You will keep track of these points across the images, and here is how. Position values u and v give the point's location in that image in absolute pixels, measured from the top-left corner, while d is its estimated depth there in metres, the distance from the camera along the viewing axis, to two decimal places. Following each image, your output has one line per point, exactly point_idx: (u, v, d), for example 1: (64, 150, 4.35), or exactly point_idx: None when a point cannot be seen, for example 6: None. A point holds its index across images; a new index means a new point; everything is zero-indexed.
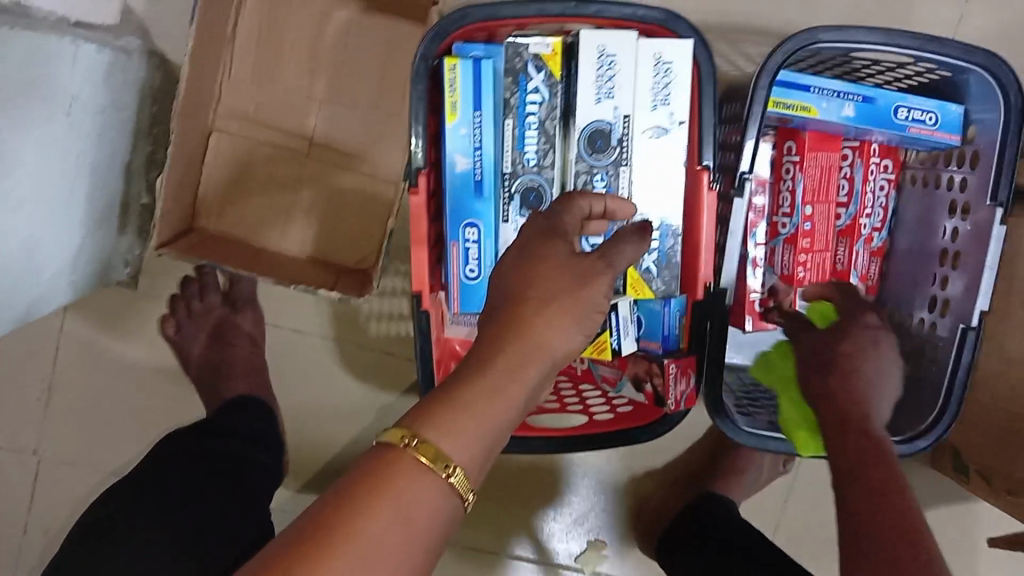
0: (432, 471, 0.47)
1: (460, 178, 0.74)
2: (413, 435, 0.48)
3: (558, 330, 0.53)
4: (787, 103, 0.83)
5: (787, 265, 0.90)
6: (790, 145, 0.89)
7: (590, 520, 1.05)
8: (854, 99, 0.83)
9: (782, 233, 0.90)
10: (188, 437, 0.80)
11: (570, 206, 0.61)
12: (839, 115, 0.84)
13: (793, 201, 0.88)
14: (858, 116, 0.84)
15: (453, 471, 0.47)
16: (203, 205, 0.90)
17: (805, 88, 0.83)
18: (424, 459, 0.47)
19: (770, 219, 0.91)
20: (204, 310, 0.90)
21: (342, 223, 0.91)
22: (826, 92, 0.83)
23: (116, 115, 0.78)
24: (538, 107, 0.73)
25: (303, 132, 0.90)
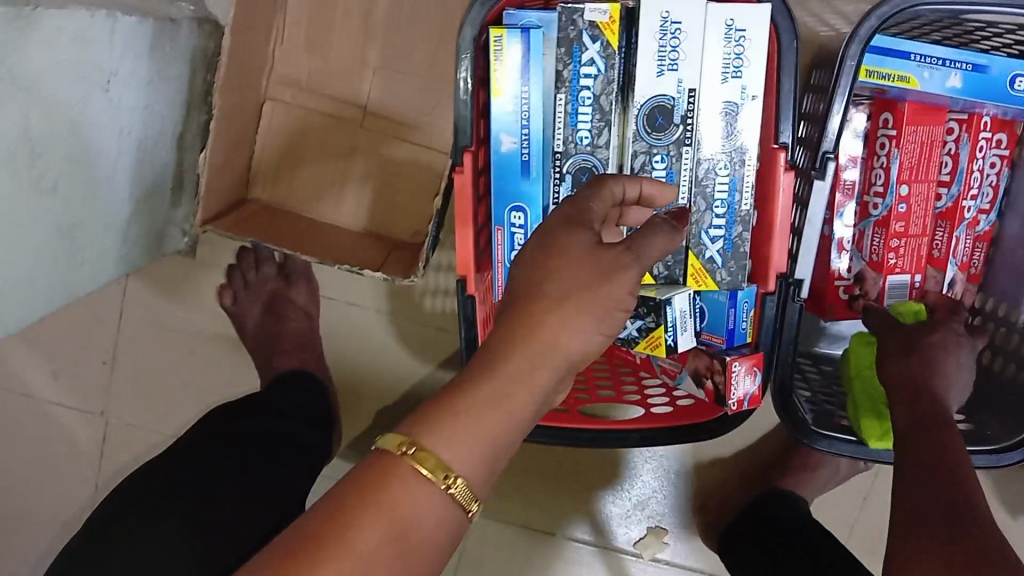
0: (433, 482, 0.41)
1: (507, 158, 0.68)
2: (410, 440, 0.42)
3: (580, 335, 0.45)
4: (883, 73, 0.74)
5: (877, 251, 0.81)
6: (887, 118, 0.79)
7: (652, 505, 1.00)
8: (963, 68, 0.74)
9: (873, 215, 0.81)
10: (227, 417, 0.80)
11: (601, 190, 0.51)
12: (943, 86, 0.74)
13: (886, 179, 0.79)
14: (966, 87, 0.75)
15: (454, 482, 0.42)
16: (257, 175, 0.88)
17: (905, 56, 0.74)
18: (423, 470, 0.41)
19: (860, 199, 0.83)
20: (259, 282, 0.90)
21: (395, 195, 0.88)
22: (929, 59, 0.74)
23: (163, 85, 0.77)
24: (593, 81, 0.67)
25: (357, 100, 0.87)
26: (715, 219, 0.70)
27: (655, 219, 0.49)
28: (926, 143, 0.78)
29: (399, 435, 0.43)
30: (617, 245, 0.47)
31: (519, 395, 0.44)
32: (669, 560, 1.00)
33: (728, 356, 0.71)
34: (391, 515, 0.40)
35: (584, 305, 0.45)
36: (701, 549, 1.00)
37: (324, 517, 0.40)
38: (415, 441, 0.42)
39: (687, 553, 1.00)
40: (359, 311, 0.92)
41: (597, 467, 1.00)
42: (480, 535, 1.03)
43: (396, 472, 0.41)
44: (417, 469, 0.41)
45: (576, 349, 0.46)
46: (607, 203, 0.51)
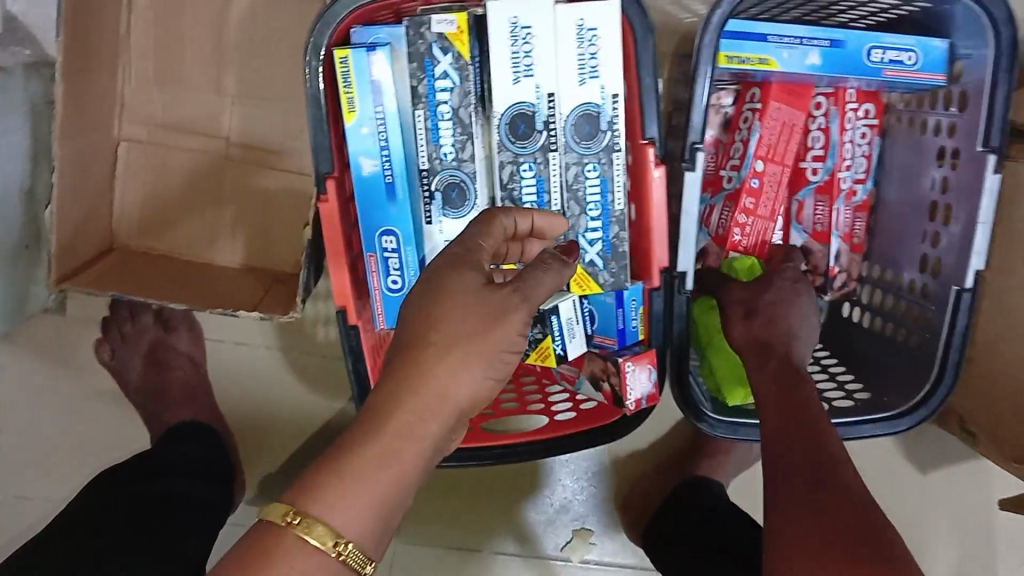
0: (323, 550, 0.39)
1: (369, 182, 0.65)
2: (294, 507, 0.39)
3: (465, 378, 0.43)
4: (741, 57, 0.74)
5: (723, 224, 0.82)
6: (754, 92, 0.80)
7: (575, 508, 0.99)
8: (820, 45, 0.75)
9: (725, 189, 0.82)
10: (122, 477, 0.76)
11: (490, 226, 0.50)
12: (803, 64, 0.75)
13: (744, 151, 0.80)
14: (825, 63, 0.75)
15: (344, 546, 0.39)
16: (121, 221, 0.83)
17: (762, 39, 0.74)
18: (311, 540, 0.39)
19: (715, 174, 0.83)
20: (137, 333, 0.85)
21: (272, 227, 0.84)
22: (786, 40, 0.74)
23: (0, 139, 0.72)
24: (450, 94, 0.64)
25: (218, 132, 0.83)
26: (591, 221, 0.68)
27: (545, 257, 0.50)
28: (791, 120, 0.79)
29: (284, 502, 0.40)
30: (504, 287, 0.45)
31: (406, 452, 0.41)
32: (597, 559, 0.99)
33: (620, 356, 0.70)
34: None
35: (472, 354, 0.43)
36: (630, 543, 0.99)
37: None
38: (300, 509, 0.39)
39: (615, 551, 0.99)
40: (250, 350, 0.88)
41: (516, 477, 0.99)
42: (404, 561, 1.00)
43: (280, 545, 0.39)
44: (305, 538, 0.39)
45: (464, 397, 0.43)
46: (497, 237, 0.50)
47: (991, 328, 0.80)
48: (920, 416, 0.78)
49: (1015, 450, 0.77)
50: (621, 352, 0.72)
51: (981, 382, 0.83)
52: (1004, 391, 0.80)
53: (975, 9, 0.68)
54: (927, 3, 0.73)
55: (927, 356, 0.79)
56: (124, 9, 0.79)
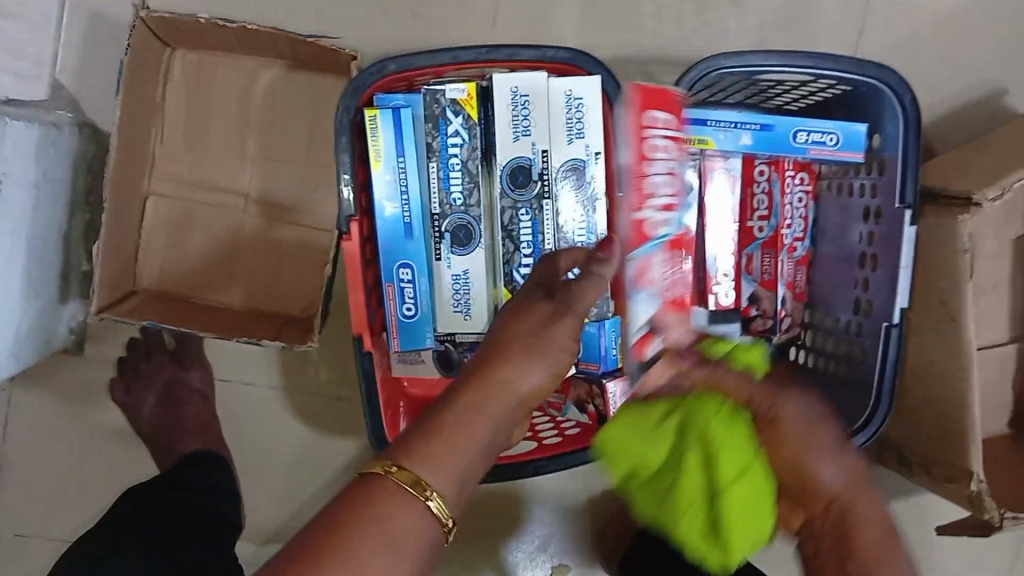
0: (416, 495, 0.44)
1: (390, 221, 0.77)
2: (393, 462, 0.45)
3: (527, 371, 0.53)
4: (687, 139, 0.91)
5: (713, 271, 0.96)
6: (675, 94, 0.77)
7: (554, 545, 1.06)
8: (752, 129, 0.91)
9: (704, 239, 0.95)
10: (149, 490, 0.82)
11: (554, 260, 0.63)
12: (737, 144, 0.92)
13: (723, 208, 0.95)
14: (757, 143, 0.91)
15: (435, 499, 0.44)
16: (145, 268, 0.91)
17: (703, 123, 0.91)
18: (406, 485, 0.44)
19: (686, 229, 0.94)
20: (153, 370, 0.92)
21: (282, 275, 0.93)
22: (723, 124, 0.91)
23: (49, 187, 0.81)
24: (460, 149, 0.76)
25: (239, 189, 0.92)
26: None
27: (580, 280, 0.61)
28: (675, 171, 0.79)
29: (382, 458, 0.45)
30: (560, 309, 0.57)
31: (475, 420, 0.48)
32: None
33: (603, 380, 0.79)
34: (382, 530, 0.42)
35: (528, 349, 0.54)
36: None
37: (319, 535, 0.41)
38: (397, 462, 0.45)
39: None
40: (255, 390, 0.94)
41: (498, 515, 1.05)
42: None
43: (377, 489, 0.44)
44: (402, 483, 0.44)
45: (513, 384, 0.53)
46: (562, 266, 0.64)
47: (919, 363, 0.93)
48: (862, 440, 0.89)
49: (946, 469, 0.88)
50: (604, 375, 0.79)
51: (914, 413, 0.95)
52: (932, 419, 0.91)
53: (884, 89, 0.85)
54: (848, 86, 0.89)
55: (867, 387, 0.91)
56: (161, 79, 0.89)
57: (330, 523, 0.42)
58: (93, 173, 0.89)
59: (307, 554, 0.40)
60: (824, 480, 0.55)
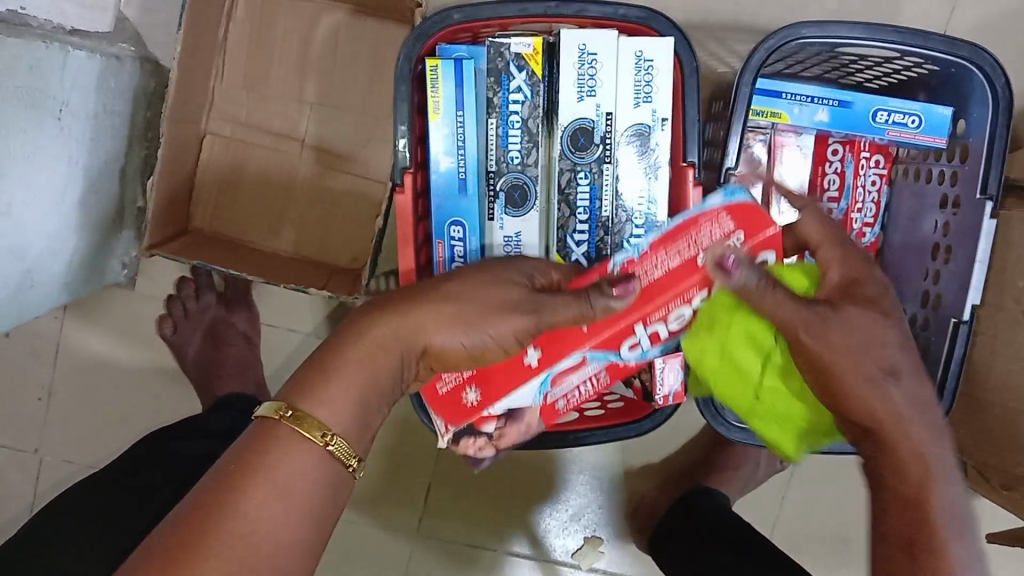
0: (311, 439, 0.49)
1: (445, 176, 0.74)
2: (289, 408, 0.49)
3: None
4: (760, 110, 0.87)
5: None
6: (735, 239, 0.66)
7: (587, 516, 1.04)
8: (829, 105, 0.86)
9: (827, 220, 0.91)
10: (165, 438, 0.81)
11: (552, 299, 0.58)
12: (812, 120, 0.87)
13: (841, 183, 0.90)
14: (833, 120, 0.86)
15: (332, 439, 0.49)
16: (198, 209, 0.91)
17: (777, 95, 0.86)
18: (301, 431, 0.49)
19: (810, 206, 0.91)
20: (200, 310, 0.92)
21: (333, 224, 0.92)
22: (798, 97, 0.86)
23: (108, 120, 0.80)
24: (521, 106, 0.73)
25: (294, 135, 0.91)
26: (635, 229, 0.75)
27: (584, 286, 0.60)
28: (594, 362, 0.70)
29: (278, 403, 0.50)
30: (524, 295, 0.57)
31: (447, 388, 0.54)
32: (605, 568, 1.05)
33: None
34: (280, 479, 0.47)
35: None
36: (636, 553, 1.04)
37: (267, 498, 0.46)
38: (296, 407, 0.49)
39: (622, 561, 1.05)
40: (300, 337, 0.94)
41: (533, 479, 1.04)
42: (417, 550, 1.04)
43: (276, 435, 0.48)
44: (300, 429, 0.49)
45: (436, 340, 0.56)
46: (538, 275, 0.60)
47: (985, 362, 0.88)
48: None
49: (1001, 476, 0.84)
50: None
51: (974, 414, 0.90)
52: (994, 422, 0.86)
53: (973, 70, 0.79)
54: (935, 66, 0.82)
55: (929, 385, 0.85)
56: (224, 18, 0.88)
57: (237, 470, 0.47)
58: (152, 109, 0.88)
59: (233, 512, 0.45)
60: (867, 410, 0.58)
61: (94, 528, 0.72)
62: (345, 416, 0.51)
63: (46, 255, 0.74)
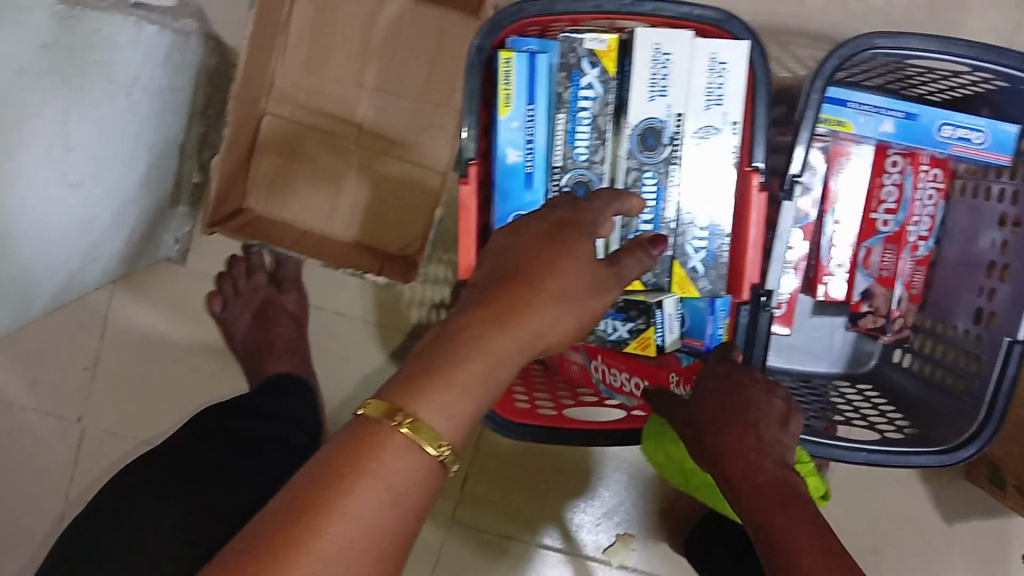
0: (425, 449, 0.43)
1: (511, 169, 0.73)
2: (400, 410, 0.43)
3: None
4: (824, 119, 0.86)
5: (888, 265, 0.92)
6: (673, 381, 0.76)
7: (619, 514, 1.04)
8: (895, 116, 0.85)
9: (882, 232, 0.91)
10: (215, 417, 0.82)
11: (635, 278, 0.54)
12: (876, 131, 0.86)
13: (899, 196, 0.89)
14: (898, 132, 0.86)
15: (444, 448, 0.44)
16: (253, 189, 0.91)
17: (844, 104, 0.85)
18: (414, 438, 0.43)
19: (865, 216, 0.91)
20: (250, 290, 0.92)
21: (386, 209, 0.92)
22: (865, 107, 0.85)
23: (172, 96, 0.80)
24: (591, 103, 0.73)
25: (352, 119, 0.91)
26: (697, 232, 0.75)
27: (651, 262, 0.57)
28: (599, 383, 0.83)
29: (386, 402, 0.44)
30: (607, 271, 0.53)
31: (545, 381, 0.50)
32: (634, 566, 1.04)
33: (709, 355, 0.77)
34: (387, 482, 0.42)
35: None
36: (667, 553, 1.03)
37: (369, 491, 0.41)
38: (411, 412, 0.43)
39: (651, 560, 1.04)
40: (347, 321, 0.95)
41: (567, 474, 1.04)
42: (449, 539, 1.04)
43: (387, 439, 0.43)
44: (413, 438, 0.43)
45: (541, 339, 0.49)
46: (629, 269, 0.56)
47: None
48: (971, 450, 0.79)
49: None
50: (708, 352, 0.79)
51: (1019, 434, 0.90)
52: None
53: None
54: (1004, 82, 0.79)
55: (977, 403, 0.82)
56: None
57: (341, 474, 0.41)
58: (211, 86, 0.88)
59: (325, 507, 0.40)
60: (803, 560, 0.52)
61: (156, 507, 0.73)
62: (460, 422, 0.45)
63: (107, 229, 0.74)
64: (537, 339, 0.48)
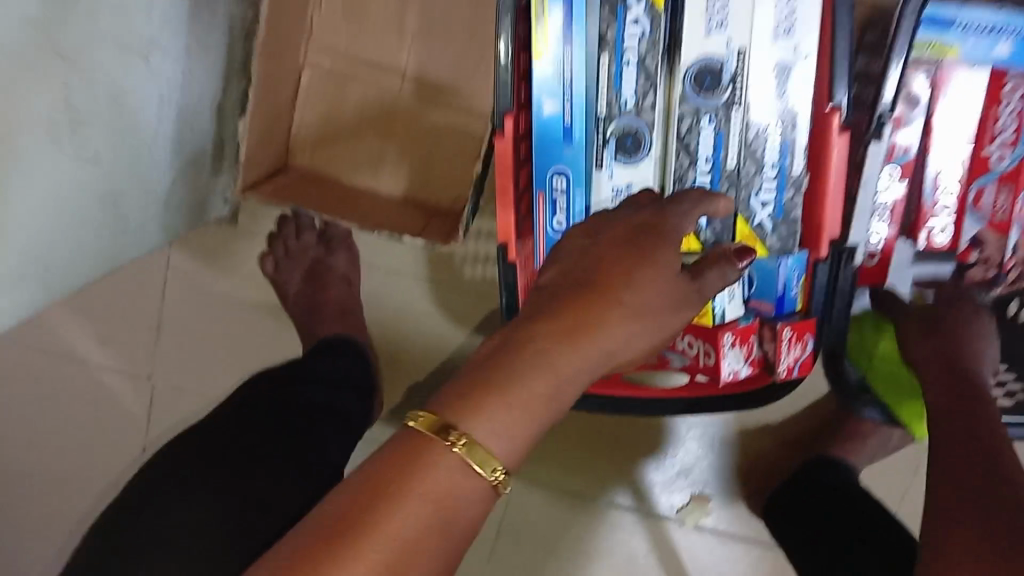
0: (480, 475, 0.38)
1: (548, 121, 0.66)
2: (456, 429, 0.37)
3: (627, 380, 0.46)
4: (925, 44, 0.73)
5: (1004, 207, 0.77)
6: (729, 342, 0.68)
7: (695, 474, 0.98)
8: (1011, 35, 0.72)
9: (997, 168, 0.77)
10: (262, 386, 0.80)
11: None
12: (990, 54, 0.73)
13: (1018, 125, 0.75)
14: (1016, 54, 0.73)
15: (498, 474, 0.38)
16: (297, 144, 0.88)
17: (950, 25, 0.72)
18: (470, 461, 0.37)
19: (976, 150, 0.77)
20: (301, 249, 0.90)
21: (434, 162, 0.86)
22: (974, 27, 0.72)
23: (201, 54, 0.76)
24: (638, 42, 0.64)
25: (395, 66, 0.85)
26: (765, 182, 0.66)
27: None
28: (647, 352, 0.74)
29: (439, 417, 0.38)
30: None
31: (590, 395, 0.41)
32: (712, 527, 0.98)
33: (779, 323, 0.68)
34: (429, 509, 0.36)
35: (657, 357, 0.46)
36: (746, 515, 0.97)
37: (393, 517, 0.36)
38: (469, 432, 0.37)
39: (730, 522, 0.98)
40: (400, 279, 0.92)
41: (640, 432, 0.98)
42: (516, 496, 1.01)
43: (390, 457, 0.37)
44: (464, 462, 0.37)
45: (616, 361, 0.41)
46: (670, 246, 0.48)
47: None
48: None
49: None
50: (778, 317, 0.69)
51: None
52: None
53: None
54: None
55: None
56: None
57: (375, 498, 0.36)
58: None
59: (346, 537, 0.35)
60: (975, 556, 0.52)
61: (203, 485, 0.70)
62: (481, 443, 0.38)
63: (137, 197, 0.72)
64: (608, 358, 0.40)
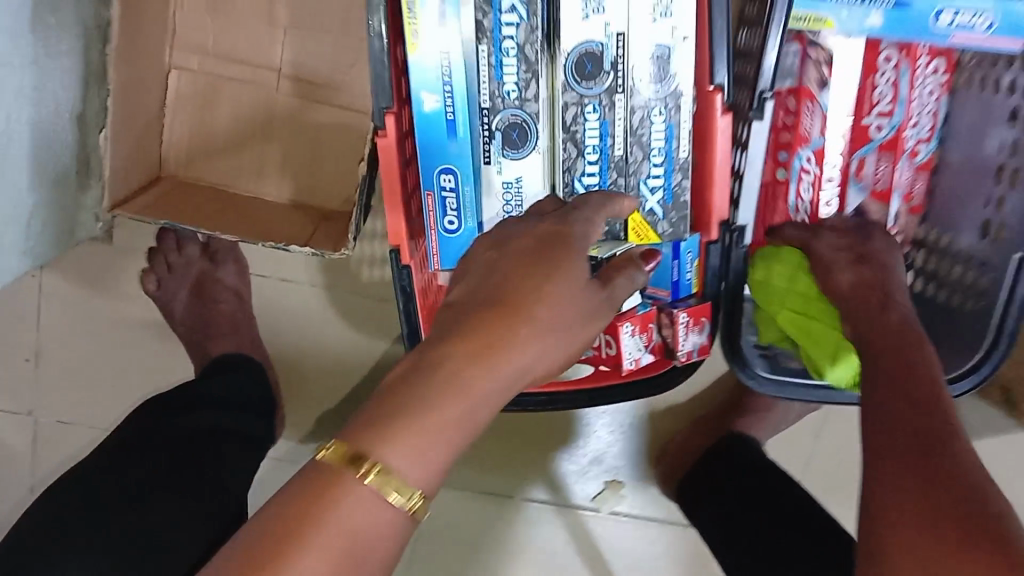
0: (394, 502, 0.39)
1: (429, 118, 0.64)
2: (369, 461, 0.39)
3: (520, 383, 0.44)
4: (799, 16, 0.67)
5: (885, 177, 0.77)
6: (627, 330, 0.69)
7: (608, 460, 0.99)
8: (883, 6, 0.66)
9: (876, 139, 0.75)
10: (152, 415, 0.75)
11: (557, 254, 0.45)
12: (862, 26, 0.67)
13: (894, 96, 0.73)
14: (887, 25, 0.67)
15: (414, 499, 0.40)
16: (168, 153, 0.83)
17: None
18: (385, 492, 0.39)
19: (856, 123, 0.75)
20: (184, 264, 0.84)
21: (319, 163, 0.83)
22: None
23: (53, 64, 0.70)
24: (516, 30, 0.62)
25: (269, 64, 0.81)
26: (652, 168, 0.66)
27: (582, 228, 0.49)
28: None
29: (352, 447, 0.39)
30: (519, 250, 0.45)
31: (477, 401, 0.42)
32: (627, 511, 0.99)
33: (675, 309, 0.69)
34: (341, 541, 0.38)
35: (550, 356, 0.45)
36: (658, 497, 0.99)
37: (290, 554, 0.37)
38: (382, 461, 0.39)
39: (643, 504, 0.99)
40: (296, 288, 0.88)
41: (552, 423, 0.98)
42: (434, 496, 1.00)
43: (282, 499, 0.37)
44: (377, 489, 0.39)
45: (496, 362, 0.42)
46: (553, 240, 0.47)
47: None
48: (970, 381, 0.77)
49: None
50: (675, 303, 0.70)
51: None
52: None
53: None
54: None
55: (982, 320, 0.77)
56: None
57: (290, 535, 0.38)
58: None
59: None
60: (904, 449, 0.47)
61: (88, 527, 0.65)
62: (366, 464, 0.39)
63: None
64: (519, 375, 0.42)
